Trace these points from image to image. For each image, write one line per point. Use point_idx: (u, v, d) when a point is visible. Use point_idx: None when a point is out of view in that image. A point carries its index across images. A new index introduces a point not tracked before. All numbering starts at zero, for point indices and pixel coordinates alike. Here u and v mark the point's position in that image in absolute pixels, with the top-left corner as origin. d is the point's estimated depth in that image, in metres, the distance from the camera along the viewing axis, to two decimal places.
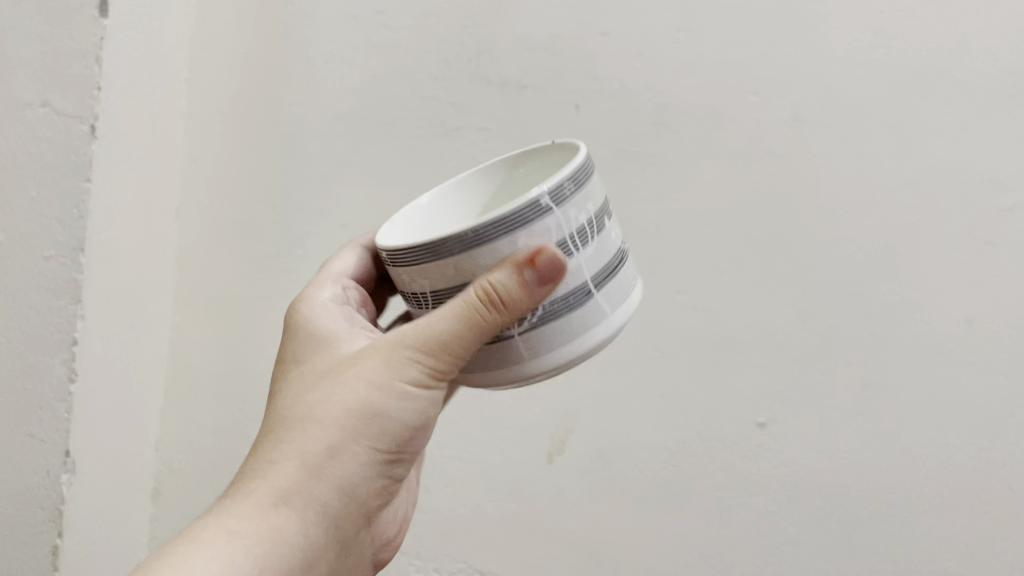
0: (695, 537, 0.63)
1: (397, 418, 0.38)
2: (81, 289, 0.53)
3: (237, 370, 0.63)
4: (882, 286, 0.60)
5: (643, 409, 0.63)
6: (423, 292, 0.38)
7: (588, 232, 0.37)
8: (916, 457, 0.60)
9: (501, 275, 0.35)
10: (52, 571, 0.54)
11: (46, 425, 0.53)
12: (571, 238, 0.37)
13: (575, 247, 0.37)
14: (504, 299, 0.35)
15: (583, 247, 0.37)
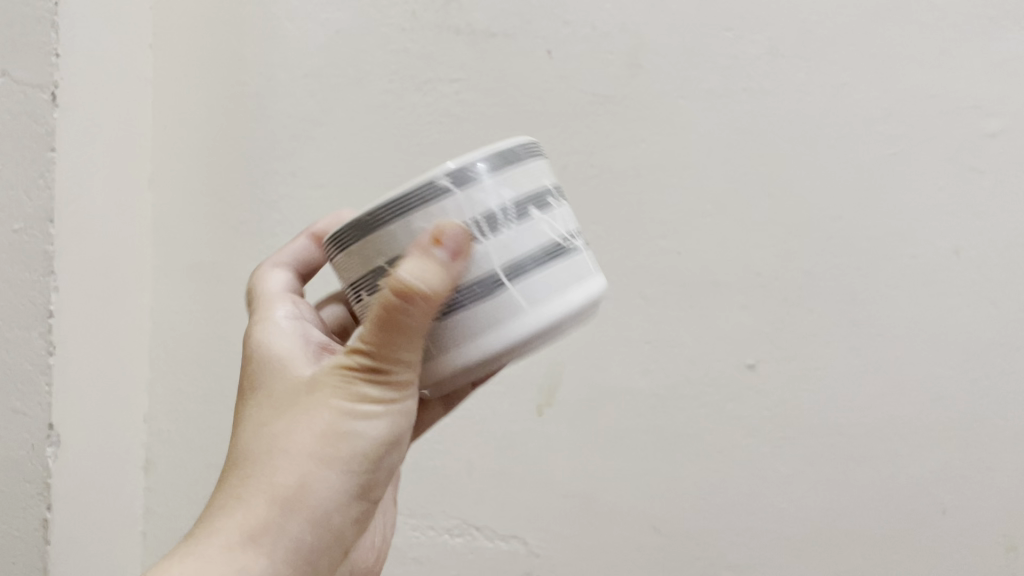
0: (689, 481, 0.62)
1: (362, 440, 0.36)
2: (54, 260, 0.52)
3: (220, 337, 0.63)
4: (866, 219, 0.59)
5: (632, 356, 0.62)
6: (350, 287, 0.38)
7: (505, 216, 0.36)
8: (908, 390, 0.60)
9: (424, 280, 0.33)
10: (44, 545, 0.54)
11: (28, 398, 0.53)
12: (477, 221, 0.35)
13: (484, 231, 0.35)
14: (421, 292, 0.33)
15: (500, 231, 0.36)
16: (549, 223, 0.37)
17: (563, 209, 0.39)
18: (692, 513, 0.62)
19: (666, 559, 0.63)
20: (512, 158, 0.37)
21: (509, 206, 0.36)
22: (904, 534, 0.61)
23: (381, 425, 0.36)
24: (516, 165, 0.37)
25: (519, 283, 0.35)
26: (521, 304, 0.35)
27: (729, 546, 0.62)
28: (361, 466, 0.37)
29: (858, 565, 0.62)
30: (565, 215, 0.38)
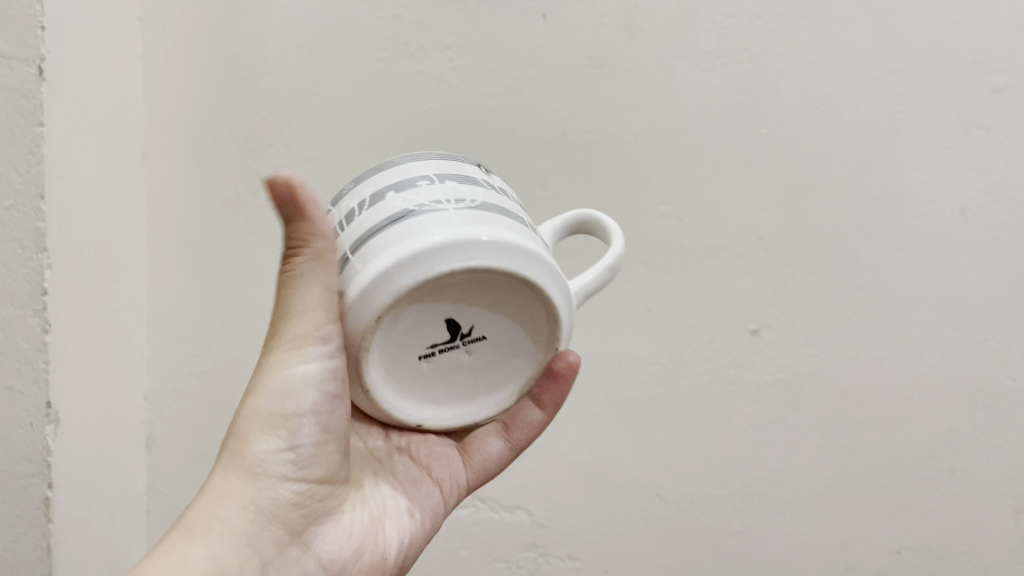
0: (694, 449, 0.62)
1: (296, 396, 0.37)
2: (46, 237, 0.52)
3: (219, 314, 0.62)
4: (871, 181, 0.58)
5: (634, 325, 0.61)
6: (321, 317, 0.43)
7: (356, 211, 0.37)
8: (915, 353, 0.59)
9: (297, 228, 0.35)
10: (46, 524, 0.54)
11: (26, 376, 0.53)
12: (337, 225, 0.38)
13: (340, 229, 0.37)
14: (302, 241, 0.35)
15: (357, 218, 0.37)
16: (407, 196, 0.36)
17: (457, 185, 0.37)
18: (698, 481, 0.62)
19: (672, 528, 0.63)
20: (377, 169, 0.39)
21: (364, 200, 0.37)
22: (911, 498, 0.61)
23: (308, 380, 0.37)
24: (386, 166, 0.39)
25: (359, 250, 0.35)
26: (381, 256, 0.35)
27: (734, 513, 0.62)
28: (297, 423, 0.37)
29: (865, 529, 0.61)
30: (455, 187, 0.37)
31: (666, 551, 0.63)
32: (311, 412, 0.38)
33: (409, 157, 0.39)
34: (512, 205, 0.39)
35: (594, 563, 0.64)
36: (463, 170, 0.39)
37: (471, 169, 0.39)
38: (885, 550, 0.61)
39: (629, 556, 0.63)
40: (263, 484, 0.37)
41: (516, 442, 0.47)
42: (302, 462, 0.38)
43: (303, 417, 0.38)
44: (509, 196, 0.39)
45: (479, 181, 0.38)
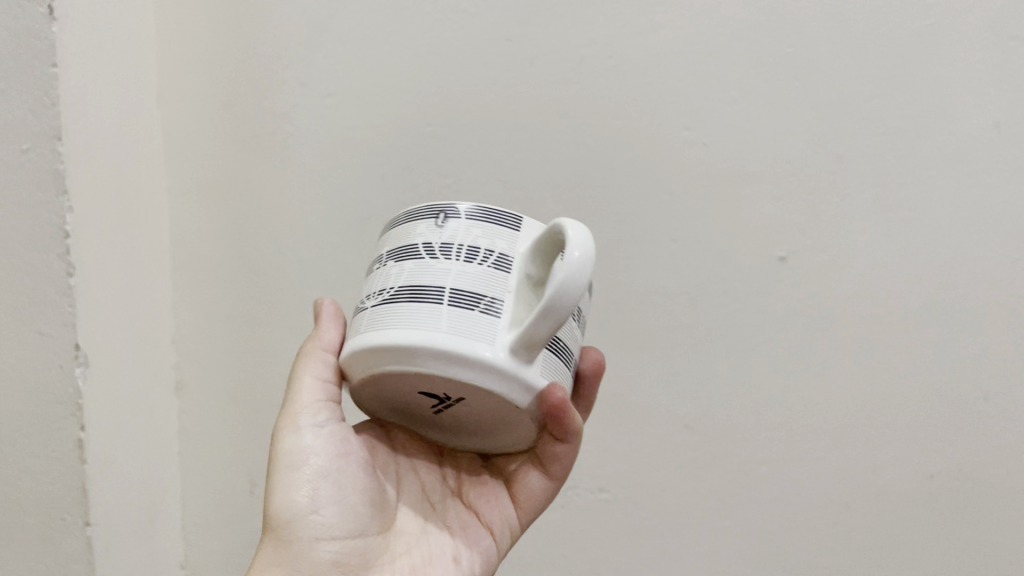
0: (723, 379, 0.61)
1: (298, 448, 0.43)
2: (66, 179, 0.51)
3: (242, 255, 0.62)
4: (901, 98, 0.56)
5: (659, 254, 0.60)
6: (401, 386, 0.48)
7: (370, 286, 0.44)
8: (948, 274, 0.58)
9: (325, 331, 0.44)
10: (81, 466, 0.54)
11: (53, 320, 0.53)
12: None
13: None
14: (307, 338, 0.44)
15: None
16: (369, 283, 0.41)
17: (396, 267, 0.39)
18: (727, 410, 0.61)
19: (702, 458, 0.62)
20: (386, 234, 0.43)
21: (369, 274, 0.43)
22: (945, 421, 0.60)
23: (310, 449, 0.43)
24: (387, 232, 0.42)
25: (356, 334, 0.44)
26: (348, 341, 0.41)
27: (765, 441, 0.62)
28: (313, 485, 0.42)
29: (897, 454, 0.61)
30: (390, 272, 0.39)
31: (697, 482, 0.63)
32: (324, 474, 0.43)
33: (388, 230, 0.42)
34: (443, 269, 0.38)
35: (624, 496, 0.64)
36: (409, 243, 0.39)
37: (425, 232, 0.39)
38: (920, 474, 0.61)
39: (659, 489, 0.63)
40: (297, 550, 0.41)
41: (555, 474, 0.48)
42: (329, 522, 0.42)
43: (316, 483, 0.42)
44: (453, 254, 0.38)
45: (418, 251, 0.39)
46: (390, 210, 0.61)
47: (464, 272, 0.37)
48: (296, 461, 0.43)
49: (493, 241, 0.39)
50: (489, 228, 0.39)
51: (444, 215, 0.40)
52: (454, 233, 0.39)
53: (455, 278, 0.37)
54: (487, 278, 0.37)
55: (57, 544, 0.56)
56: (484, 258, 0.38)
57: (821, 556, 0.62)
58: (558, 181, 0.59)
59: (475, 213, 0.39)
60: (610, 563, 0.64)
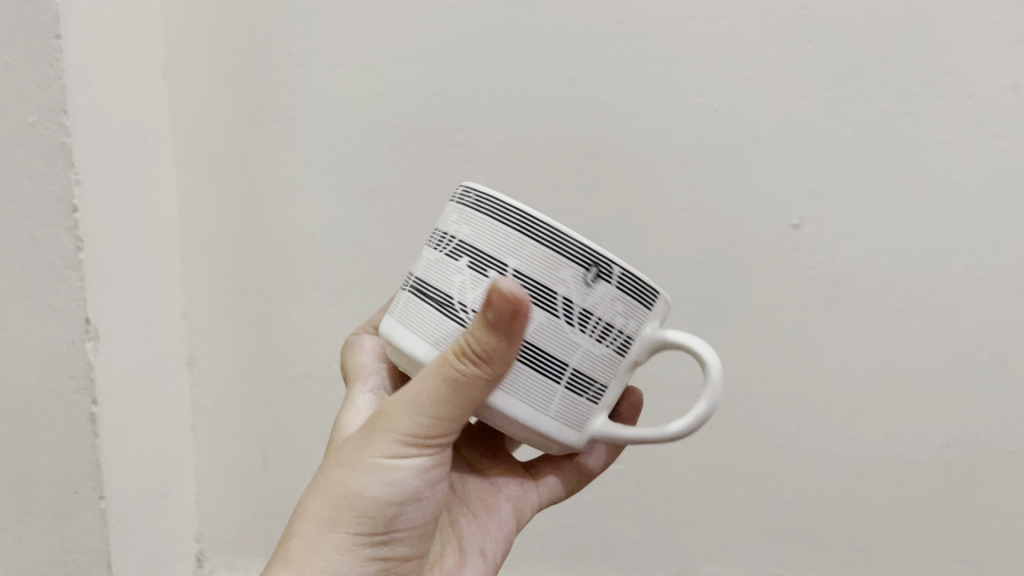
0: (736, 349, 0.60)
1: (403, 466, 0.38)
2: (73, 150, 0.51)
3: (251, 228, 0.62)
4: (916, 61, 0.55)
5: (671, 223, 0.59)
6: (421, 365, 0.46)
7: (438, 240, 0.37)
8: (964, 241, 0.57)
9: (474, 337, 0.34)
10: (94, 440, 0.54)
11: (62, 294, 0.52)
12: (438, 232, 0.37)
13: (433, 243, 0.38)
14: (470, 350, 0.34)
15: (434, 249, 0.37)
16: (467, 285, 0.35)
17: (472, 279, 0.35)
18: (739, 380, 0.61)
19: (715, 429, 0.62)
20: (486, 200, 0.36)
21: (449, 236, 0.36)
22: (959, 389, 0.59)
23: (399, 485, 0.38)
24: (499, 212, 0.35)
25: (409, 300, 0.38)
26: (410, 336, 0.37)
27: (777, 411, 0.61)
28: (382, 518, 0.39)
29: (909, 422, 0.60)
30: None
31: (710, 453, 0.62)
32: (409, 500, 0.39)
33: (479, 209, 0.36)
34: (539, 322, 0.35)
35: (635, 469, 0.63)
36: (512, 266, 0.35)
37: (534, 258, 0.34)
38: (933, 444, 0.61)
39: (672, 461, 0.63)
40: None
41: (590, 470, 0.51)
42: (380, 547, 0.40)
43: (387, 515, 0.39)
44: (562, 311, 0.35)
45: (554, 302, 0.34)
46: (399, 183, 0.60)
47: (591, 351, 0.36)
48: (379, 493, 0.38)
49: (611, 309, 0.35)
50: (630, 305, 0.36)
51: (587, 257, 0.34)
52: (570, 283, 0.34)
53: (548, 337, 0.35)
54: (579, 348, 0.35)
55: (72, 519, 0.56)
56: (591, 327, 0.35)
57: (831, 523, 0.63)
58: (568, 150, 0.58)
59: (627, 282, 0.35)
60: (621, 533, 0.65)
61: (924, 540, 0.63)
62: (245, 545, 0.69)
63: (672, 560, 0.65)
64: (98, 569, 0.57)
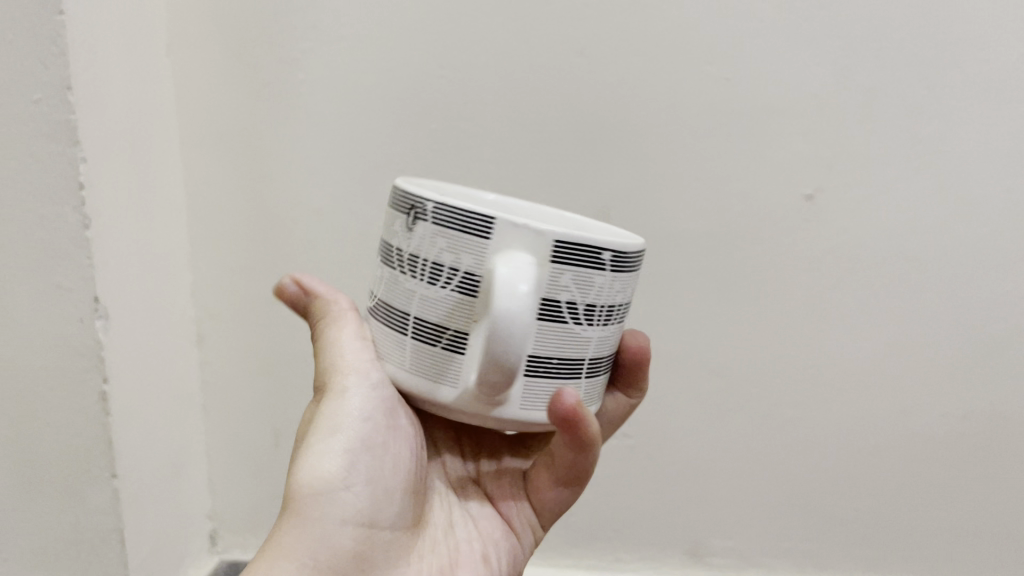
0: (747, 322, 0.60)
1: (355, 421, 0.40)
2: (79, 128, 0.50)
3: (258, 205, 0.61)
4: (932, 26, 0.54)
5: (682, 196, 0.58)
6: None
7: None
8: (977, 209, 0.56)
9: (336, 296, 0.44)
10: (105, 418, 0.54)
11: (71, 272, 0.52)
12: None
13: None
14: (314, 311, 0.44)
15: None
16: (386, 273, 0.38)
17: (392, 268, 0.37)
18: (751, 353, 0.60)
19: (728, 404, 0.62)
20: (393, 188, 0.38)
21: None
22: (972, 359, 0.59)
23: (351, 422, 0.40)
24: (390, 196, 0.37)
25: None
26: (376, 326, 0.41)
27: (790, 384, 0.61)
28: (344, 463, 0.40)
29: (923, 393, 0.60)
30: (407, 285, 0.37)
31: (722, 427, 0.62)
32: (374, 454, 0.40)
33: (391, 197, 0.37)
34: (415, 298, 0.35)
35: (647, 444, 0.63)
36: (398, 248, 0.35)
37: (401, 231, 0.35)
38: (951, 416, 0.60)
39: (685, 436, 0.62)
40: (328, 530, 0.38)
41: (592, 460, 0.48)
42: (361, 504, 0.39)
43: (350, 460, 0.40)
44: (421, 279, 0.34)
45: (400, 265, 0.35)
46: (407, 157, 0.60)
47: (429, 299, 0.34)
48: (336, 433, 0.40)
49: (456, 257, 0.33)
50: (455, 241, 0.33)
51: (416, 210, 0.34)
52: (418, 244, 0.34)
53: (419, 306, 0.34)
54: (448, 309, 0.34)
55: (85, 498, 0.56)
56: (446, 282, 0.34)
57: (845, 496, 0.63)
58: (577, 123, 0.58)
59: (442, 215, 0.33)
60: (633, 508, 0.64)
61: (939, 512, 0.62)
62: (257, 524, 0.69)
63: (684, 534, 0.65)
64: (113, 547, 0.57)
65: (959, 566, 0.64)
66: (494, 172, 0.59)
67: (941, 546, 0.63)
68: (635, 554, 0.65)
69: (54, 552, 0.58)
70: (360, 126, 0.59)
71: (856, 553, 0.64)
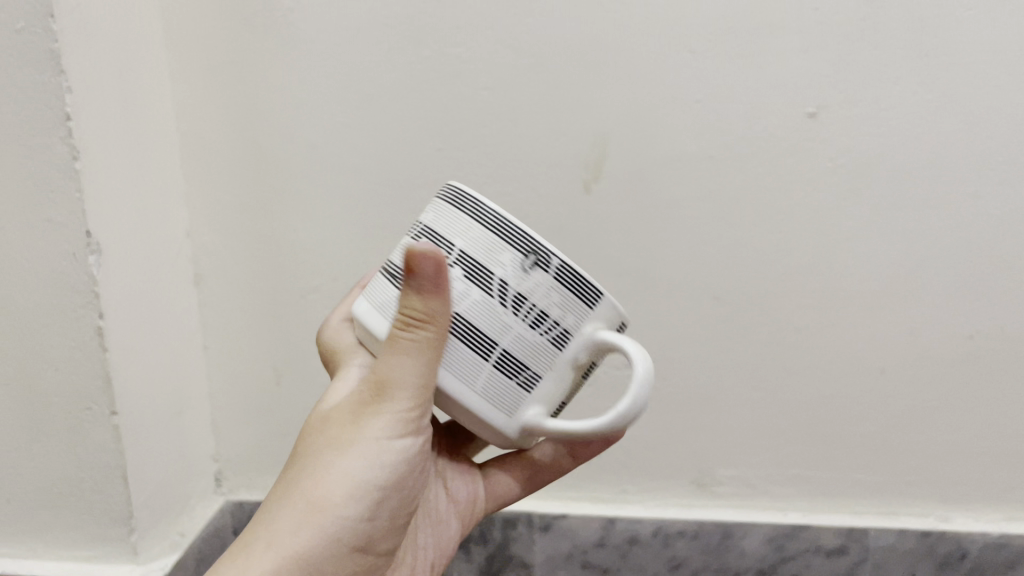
0: (750, 244, 0.59)
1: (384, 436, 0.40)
2: (63, 57, 0.49)
3: (251, 140, 0.60)
4: None
5: (682, 117, 0.57)
6: None
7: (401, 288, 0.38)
8: (984, 121, 0.55)
9: (434, 302, 0.35)
10: (103, 352, 0.54)
11: (61, 207, 0.51)
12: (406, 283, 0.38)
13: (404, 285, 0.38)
14: (416, 316, 0.36)
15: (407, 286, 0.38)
16: None
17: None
18: (754, 276, 0.59)
19: (733, 330, 0.61)
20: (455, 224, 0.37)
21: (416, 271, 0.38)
22: (979, 275, 0.58)
23: (377, 449, 0.40)
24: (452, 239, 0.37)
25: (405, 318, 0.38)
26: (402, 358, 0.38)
27: (794, 308, 0.60)
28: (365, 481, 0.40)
29: (929, 312, 0.59)
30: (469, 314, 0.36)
31: (726, 354, 0.61)
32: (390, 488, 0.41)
33: (453, 206, 0.37)
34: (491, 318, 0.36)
35: (651, 374, 0.63)
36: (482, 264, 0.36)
37: (489, 250, 0.36)
38: (959, 337, 0.59)
39: (688, 362, 0.62)
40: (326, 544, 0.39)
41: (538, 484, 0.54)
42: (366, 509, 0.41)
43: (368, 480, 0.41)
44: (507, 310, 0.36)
45: (489, 287, 0.36)
46: (400, 87, 0.58)
47: (521, 336, 0.36)
48: (367, 449, 0.40)
49: (564, 312, 0.36)
50: (566, 299, 0.36)
51: (538, 260, 0.35)
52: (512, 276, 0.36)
53: (512, 339, 0.36)
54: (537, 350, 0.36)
55: (85, 434, 0.56)
56: (548, 331, 0.36)
57: (852, 421, 0.62)
58: (572, 47, 0.56)
59: (565, 273, 0.36)
60: (638, 437, 0.64)
61: (947, 436, 0.62)
62: (262, 464, 0.69)
63: (689, 463, 0.64)
64: (116, 485, 0.57)
65: (969, 489, 0.63)
66: (490, 98, 0.58)
67: (949, 470, 0.63)
68: (640, 485, 0.65)
69: (58, 492, 0.58)
70: (351, 54, 0.58)
71: (863, 480, 0.63)
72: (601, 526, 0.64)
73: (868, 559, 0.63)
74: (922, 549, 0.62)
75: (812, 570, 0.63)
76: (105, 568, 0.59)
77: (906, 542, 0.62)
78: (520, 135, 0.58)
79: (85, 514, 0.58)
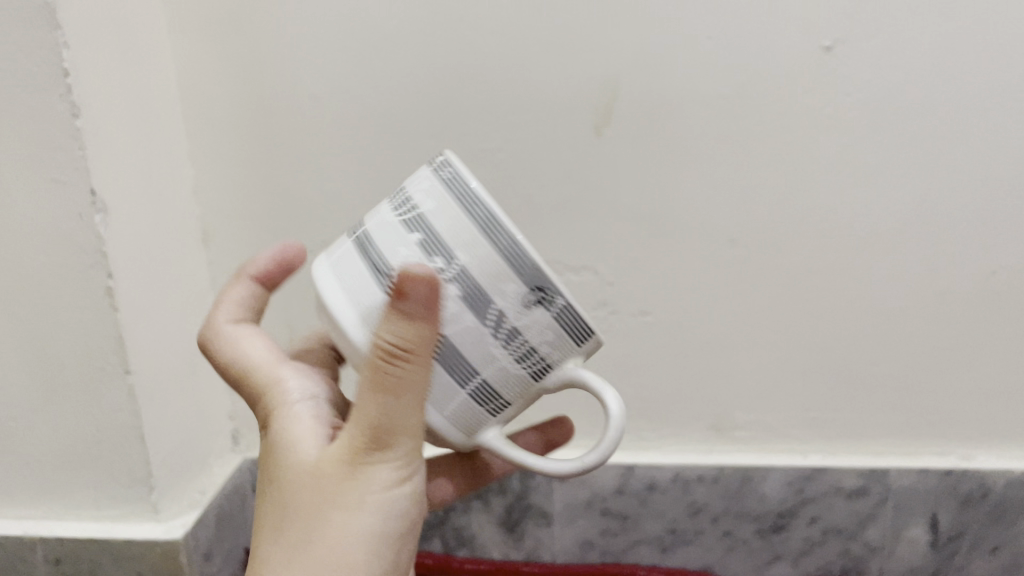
0: (765, 185, 0.58)
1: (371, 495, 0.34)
2: (57, 10, 0.48)
3: (253, 94, 0.59)
4: None
5: (694, 56, 0.55)
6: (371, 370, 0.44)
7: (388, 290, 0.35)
8: (1006, 50, 0.53)
9: (386, 331, 0.32)
10: (114, 312, 0.53)
11: (65, 166, 0.51)
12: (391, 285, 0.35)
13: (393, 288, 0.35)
14: (398, 353, 0.32)
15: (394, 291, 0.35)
16: (431, 306, 0.35)
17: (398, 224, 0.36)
18: (770, 217, 0.58)
19: (749, 274, 0.60)
20: (465, 222, 0.34)
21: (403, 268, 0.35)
22: (1000, 209, 0.57)
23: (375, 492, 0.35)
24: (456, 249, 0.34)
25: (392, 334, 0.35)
26: None
27: (811, 249, 0.59)
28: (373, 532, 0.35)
29: (949, 249, 0.58)
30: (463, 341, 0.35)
31: (742, 296, 0.61)
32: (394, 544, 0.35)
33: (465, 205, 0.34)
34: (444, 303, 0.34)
35: (666, 320, 0.62)
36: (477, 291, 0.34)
37: (470, 236, 0.34)
38: (980, 274, 0.58)
39: (703, 306, 0.61)
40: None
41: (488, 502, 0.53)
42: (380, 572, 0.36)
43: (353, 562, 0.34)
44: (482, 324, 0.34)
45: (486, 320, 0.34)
46: (403, 34, 0.57)
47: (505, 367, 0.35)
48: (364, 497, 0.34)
49: (551, 350, 0.35)
50: (558, 338, 0.35)
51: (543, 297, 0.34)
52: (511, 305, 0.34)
53: (496, 372, 0.35)
54: (481, 349, 0.35)
55: (101, 394, 0.56)
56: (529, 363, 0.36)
57: (872, 362, 0.61)
58: None
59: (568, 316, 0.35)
60: (654, 384, 0.64)
61: (967, 373, 0.61)
62: None
63: (707, 408, 0.64)
64: (133, 444, 0.57)
65: (991, 427, 0.62)
66: (496, 42, 0.56)
67: (971, 408, 0.62)
68: (658, 431, 0.65)
69: (76, 452, 0.58)
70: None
71: (885, 420, 0.63)
72: (619, 472, 0.64)
73: (890, 498, 0.62)
74: (945, 487, 0.61)
75: (833, 511, 0.63)
76: (126, 526, 0.59)
77: (928, 481, 0.61)
78: (527, 79, 0.57)
79: (105, 473, 0.58)
